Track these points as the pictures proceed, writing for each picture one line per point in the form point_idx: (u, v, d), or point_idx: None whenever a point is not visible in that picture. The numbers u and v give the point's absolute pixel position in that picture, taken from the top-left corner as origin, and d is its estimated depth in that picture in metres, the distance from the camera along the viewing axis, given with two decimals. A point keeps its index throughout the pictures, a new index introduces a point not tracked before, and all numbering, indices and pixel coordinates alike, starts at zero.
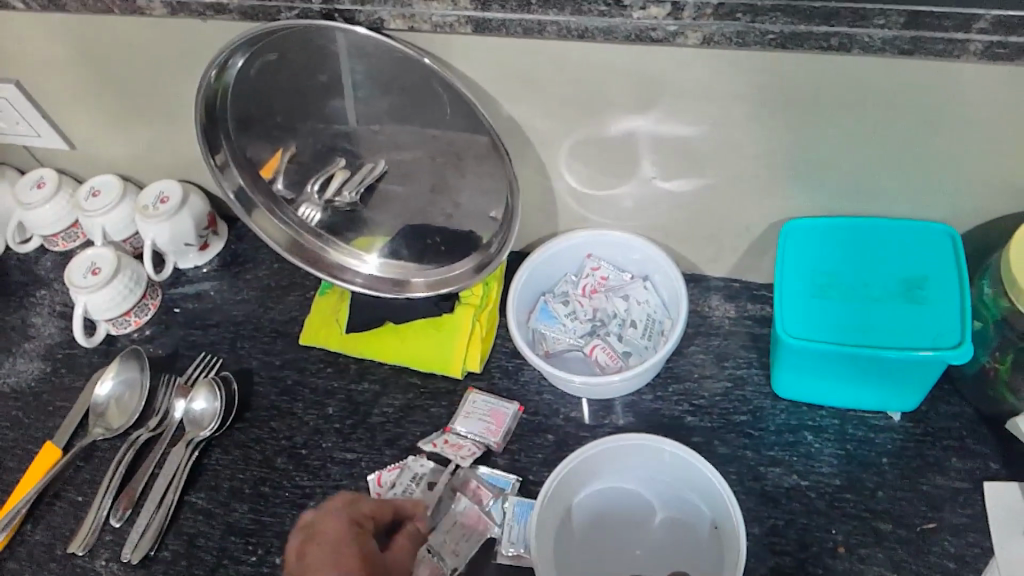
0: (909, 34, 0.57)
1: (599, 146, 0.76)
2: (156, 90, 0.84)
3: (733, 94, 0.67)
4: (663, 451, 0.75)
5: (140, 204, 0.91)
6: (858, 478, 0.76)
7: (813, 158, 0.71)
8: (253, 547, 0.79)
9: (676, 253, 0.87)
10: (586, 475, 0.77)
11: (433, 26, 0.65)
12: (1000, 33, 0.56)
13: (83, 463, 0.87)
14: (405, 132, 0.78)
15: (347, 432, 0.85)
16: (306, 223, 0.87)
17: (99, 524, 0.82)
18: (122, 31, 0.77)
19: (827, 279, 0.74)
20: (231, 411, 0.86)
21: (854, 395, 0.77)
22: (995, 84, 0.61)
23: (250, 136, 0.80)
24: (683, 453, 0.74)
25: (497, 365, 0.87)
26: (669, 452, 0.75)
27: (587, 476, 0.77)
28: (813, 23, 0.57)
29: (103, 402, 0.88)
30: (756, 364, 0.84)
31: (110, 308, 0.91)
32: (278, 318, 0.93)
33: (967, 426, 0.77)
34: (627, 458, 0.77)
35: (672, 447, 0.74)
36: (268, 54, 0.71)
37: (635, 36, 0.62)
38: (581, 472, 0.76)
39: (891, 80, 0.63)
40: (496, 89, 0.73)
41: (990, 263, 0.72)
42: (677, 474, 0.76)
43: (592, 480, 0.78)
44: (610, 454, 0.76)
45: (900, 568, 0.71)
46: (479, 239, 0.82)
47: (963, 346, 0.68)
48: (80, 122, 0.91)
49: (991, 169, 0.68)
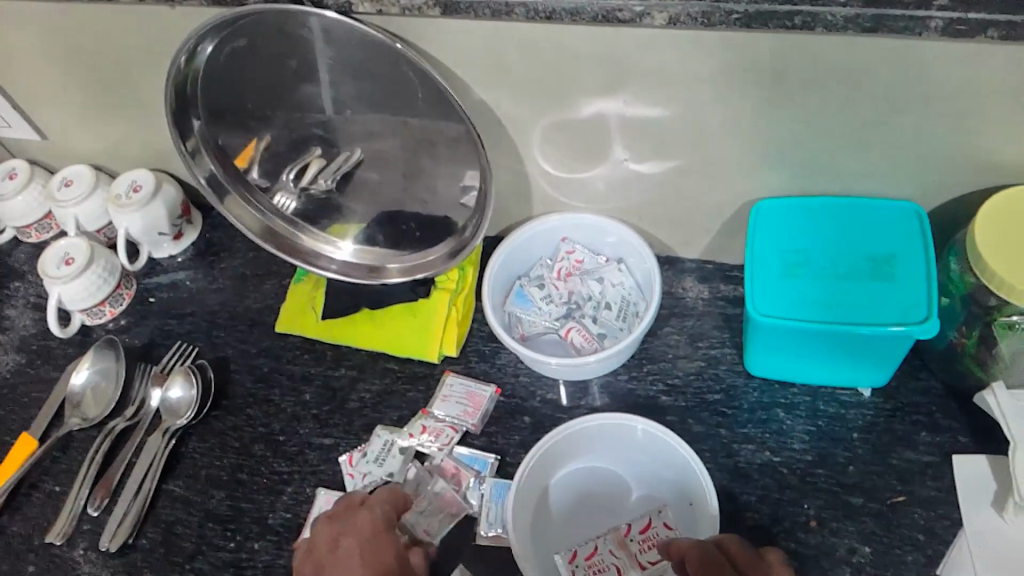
0: (870, 12, 0.58)
1: (571, 130, 0.76)
2: (127, 79, 0.83)
3: (701, 75, 0.68)
4: (635, 430, 0.77)
5: (113, 193, 0.90)
6: (829, 454, 0.77)
7: (781, 137, 0.72)
8: (231, 534, 0.80)
9: (650, 235, 0.88)
10: (564, 455, 0.78)
11: (401, 10, 0.65)
12: (960, 9, 0.56)
13: (60, 454, 0.87)
14: (377, 118, 0.78)
15: (324, 418, 0.85)
16: (280, 211, 0.87)
17: (76, 513, 0.81)
18: (90, 19, 0.77)
19: (798, 258, 0.75)
20: (209, 399, 0.86)
21: (825, 372, 0.78)
22: (955, 61, 0.62)
23: (221, 124, 0.80)
24: (654, 430, 0.76)
25: (474, 349, 0.88)
26: (641, 430, 0.77)
27: (564, 456, 0.79)
28: (776, 2, 0.58)
29: (79, 392, 0.88)
30: (729, 343, 0.84)
31: (85, 299, 0.90)
32: (254, 306, 0.93)
33: (936, 401, 0.78)
34: (605, 438, 0.78)
35: (644, 424, 0.76)
36: (237, 40, 0.71)
37: (603, 17, 0.62)
38: (565, 448, 0.78)
39: (855, 59, 0.64)
40: (467, 74, 0.73)
41: (956, 240, 0.73)
42: (656, 454, 0.78)
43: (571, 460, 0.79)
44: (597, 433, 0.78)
45: (870, 540, 0.72)
46: (454, 224, 0.82)
47: (930, 322, 0.69)
48: (52, 112, 0.91)
49: (956, 146, 0.69)
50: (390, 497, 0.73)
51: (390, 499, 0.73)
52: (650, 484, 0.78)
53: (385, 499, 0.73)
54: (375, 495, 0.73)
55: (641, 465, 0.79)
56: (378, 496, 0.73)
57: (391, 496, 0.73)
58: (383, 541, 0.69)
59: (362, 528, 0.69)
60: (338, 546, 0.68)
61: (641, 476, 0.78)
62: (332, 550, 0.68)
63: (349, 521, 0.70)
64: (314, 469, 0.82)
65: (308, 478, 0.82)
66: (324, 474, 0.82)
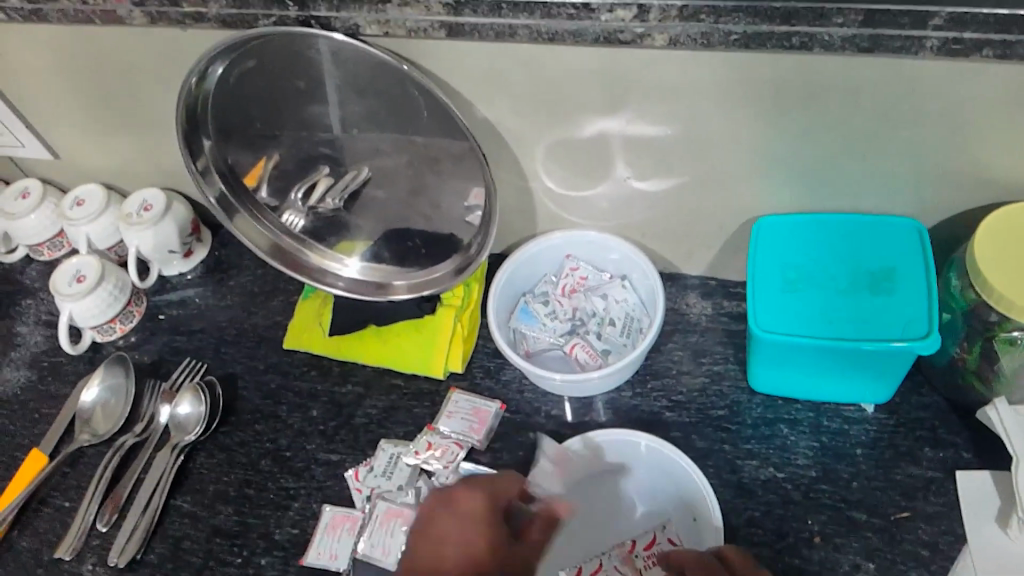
0: (866, 32, 0.59)
1: (574, 148, 0.77)
2: (139, 100, 0.85)
3: (701, 94, 0.69)
4: (639, 446, 0.77)
5: (124, 212, 0.92)
6: (832, 469, 0.77)
7: (782, 154, 0.73)
8: (238, 549, 0.80)
9: (654, 252, 0.88)
10: None
11: (407, 32, 0.67)
12: (955, 29, 0.57)
13: (70, 469, 0.87)
14: (384, 138, 0.79)
15: (330, 434, 0.86)
16: (289, 229, 0.88)
17: (85, 528, 0.82)
18: (103, 42, 0.79)
19: (798, 274, 0.76)
20: (217, 415, 0.87)
21: (827, 388, 0.78)
22: (951, 80, 0.63)
23: (231, 143, 0.81)
24: (658, 445, 0.76)
25: (479, 365, 0.88)
26: (645, 446, 0.77)
27: None
28: (774, 23, 0.59)
29: (89, 408, 0.89)
30: (732, 359, 0.85)
31: (96, 316, 0.92)
32: (262, 323, 0.94)
33: (939, 417, 0.79)
34: (610, 455, 0.79)
35: (647, 440, 0.76)
36: (247, 61, 0.72)
37: (604, 38, 0.64)
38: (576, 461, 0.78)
39: (852, 78, 0.65)
40: (472, 94, 0.74)
41: (957, 256, 0.74)
42: (659, 466, 0.78)
43: None
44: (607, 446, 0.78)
45: (874, 555, 0.72)
46: (459, 241, 0.83)
47: (931, 337, 0.69)
48: (65, 132, 0.92)
49: (955, 163, 0.70)
50: (508, 483, 0.69)
51: (512, 484, 0.69)
52: (654, 501, 0.79)
53: (505, 483, 0.69)
54: (495, 480, 0.70)
55: (645, 478, 0.79)
56: (493, 480, 0.70)
57: (519, 484, 0.70)
58: (487, 519, 0.65)
59: (464, 505, 0.66)
60: (438, 518, 0.65)
61: (646, 493, 0.79)
62: (433, 523, 0.65)
63: (455, 495, 0.67)
64: (321, 485, 0.83)
65: (315, 494, 0.82)
66: (330, 489, 0.82)
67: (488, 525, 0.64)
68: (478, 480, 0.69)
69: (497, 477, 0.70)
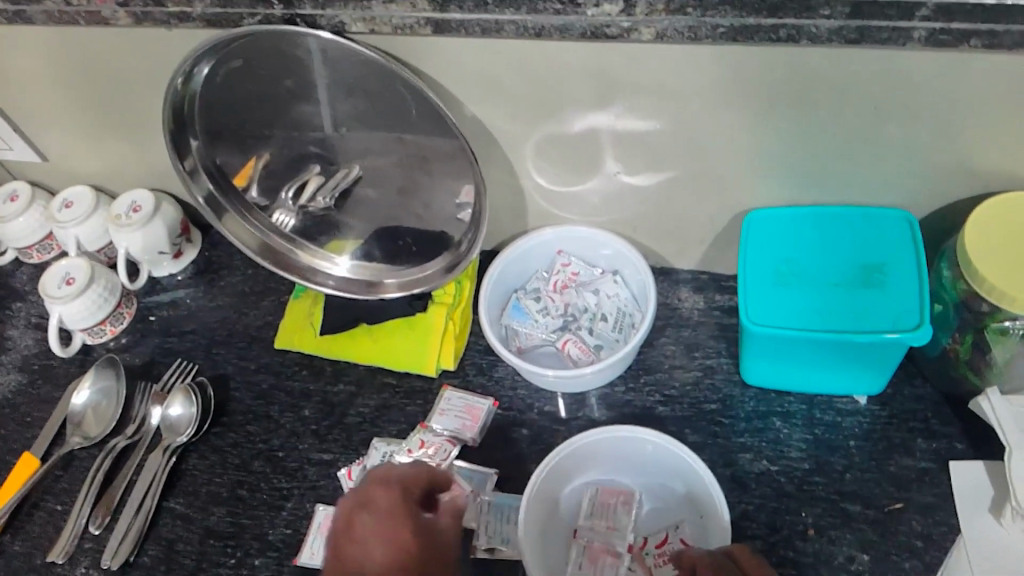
0: (854, 24, 0.58)
1: (563, 144, 0.77)
2: (126, 100, 0.84)
3: (690, 88, 0.69)
4: (646, 444, 0.77)
5: (113, 213, 0.91)
6: (826, 462, 0.77)
7: (772, 147, 0.73)
8: (232, 550, 0.80)
9: (645, 247, 0.88)
10: (574, 469, 0.79)
11: (394, 29, 0.66)
12: (943, 20, 0.57)
13: (62, 473, 0.87)
14: (373, 136, 0.78)
15: (323, 433, 0.85)
16: (279, 229, 0.87)
17: (77, 532, 0.82)
18: (88, 43, 0.78)
19: (789, 267, 0.76)
20: (209, 417, 0.87)
21: (819, 380, 0.78)
22: (939, 71, 0.63)
23: (219, 143, 0.81)
24: (666, 443, 0.75)
25: (472, 363, 0.88)
26: (652, 444, 0.77)
27: (575, 470, 0.79)
28: (761, 16, 0.59)
29: (80, 411, 0.89)
30: (725, 353, 0.85)
31: (85, 318, 0.91)
32: (253, 323, 0.94)
33: (932, 408, 0.79)
34: (616, 452, 0.79)
35: (655, 439, 0.76)
36: (233, 60, 0.72)
37: (591, 32, 0.63)
38: (583, 457, 0.78)
39: (841, 70, 0.64)
40: (460, 91, 0.74)
41: (947, 247, 0.74)
42: (665, 464, 0.78)
43: (582, 474, 0.80)
44: (613, 444, 0.78)
45: (868, 547, 0.73)
46: (450, 239, 0.83)
47: (922, 328, 0.69)
48: (52, 134, 0.92)
49: (944, 154, 0.70)
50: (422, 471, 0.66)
51: (415, 471, 0.66)
52: (659, 496, 0.79)
53: (411, 471, 0.65)
54: (401, 469, 0.66)
55: (653, 474, 0.79)
56: (400, 470, 0.66)
57: (427, 471, 0.66)
58: (404, 513, 0.60)
59: (382, 503, 0.60)
60: (354, 523, 0.59)
61: (650, 489, 0.79)
62: (349, 528, 0.59)
63: (365, 494, 0.61)
64: (314, 484, 0.83)
65: (308, 494, 0.82)
66: (324, 489, 0.82)
67: (410, 517, 0.60)
68: (374, 473, 0.65)
69: (393, 466, 0.66)
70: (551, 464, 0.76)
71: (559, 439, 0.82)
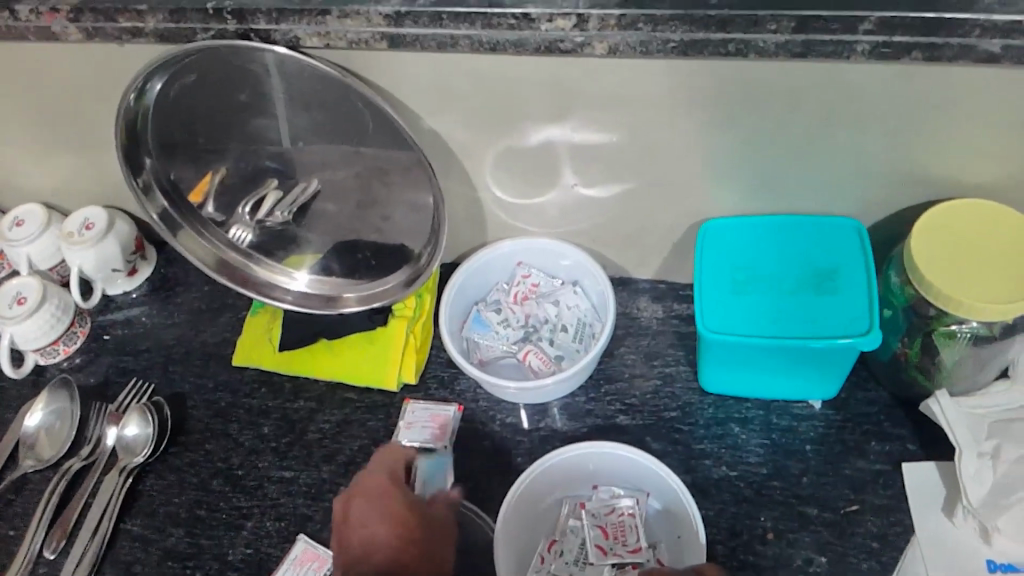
0: (800, 38, 0.60)
1: (522, 156, 0.77)
2: (79, 116, 0.83)
3: (643, 99, 0.70)
4: (624, 459, 0.77)
5: (66, 230, 0.89)
6: (784, 465, 0.79)
7: (724, 157, 0.74)
8: (191, 571, 0.79)
9: (603, 258, 0.89)
10: (551, 485, 0.79)
11: (349, 43, 0.66)
12: (884, 33, 0.59)
13: (14, 497, 0.85)
14: (332, 151, 0.78)
15: (284, 450, 0.85)
16: (236, 244, 0.86)
17: (32, 557, 0.80)
18: (39, 58, 0.77)
19: (742, 275, 0.77)
20: (166, 436, 0.86)
21: (776, 387, 0.80)
22: (881, 84, 0.65)
23: (174, 160, 0.80)
24: (644, 460, 0.76)
25: (433, 375, 0.88)
26: (632, 460, 0.77)
27: (552, 485, 0.79)
28: (709, 31, 0.60)
29: (33, 432, 0.87)
30: (684, 361, 0.86)
31: (38, 338, 0.89)
32: (209, 341, 0.93)
33: (884, 411, 0.80)
34: (593, 469, 0.79)
35: (634, 454, 0.76)
36: (186, 75, 0.71)
37: (545, 47, 0.64)
38: (562, 473, 0.79)
39: (788, 82, 0.66)
40: (417, 106, 0.74)
41: (895, 254, 0.76)
42: (643, 480, 0.78)
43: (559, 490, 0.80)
44: (591, 461, 0.78)
45: (826, 549, 0.74)
46: (410, 251, 0.83)
47: (872, 332, 0.71)
48: (2, 150, 0.90)
49: (890, 161, 0.72)
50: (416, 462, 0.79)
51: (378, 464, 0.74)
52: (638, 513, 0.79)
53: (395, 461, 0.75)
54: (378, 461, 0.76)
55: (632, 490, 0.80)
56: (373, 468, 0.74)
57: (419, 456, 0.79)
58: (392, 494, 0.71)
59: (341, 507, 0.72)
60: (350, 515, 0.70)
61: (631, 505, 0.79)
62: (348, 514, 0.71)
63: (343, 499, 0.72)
64: (275, 502, 0.82)
65: (268, 512, 0.81)
66: (285, 506, 0.81)
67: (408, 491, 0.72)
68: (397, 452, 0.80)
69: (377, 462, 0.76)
70: (530, 478, 0.76)
71: (521, 450, 0.82)
